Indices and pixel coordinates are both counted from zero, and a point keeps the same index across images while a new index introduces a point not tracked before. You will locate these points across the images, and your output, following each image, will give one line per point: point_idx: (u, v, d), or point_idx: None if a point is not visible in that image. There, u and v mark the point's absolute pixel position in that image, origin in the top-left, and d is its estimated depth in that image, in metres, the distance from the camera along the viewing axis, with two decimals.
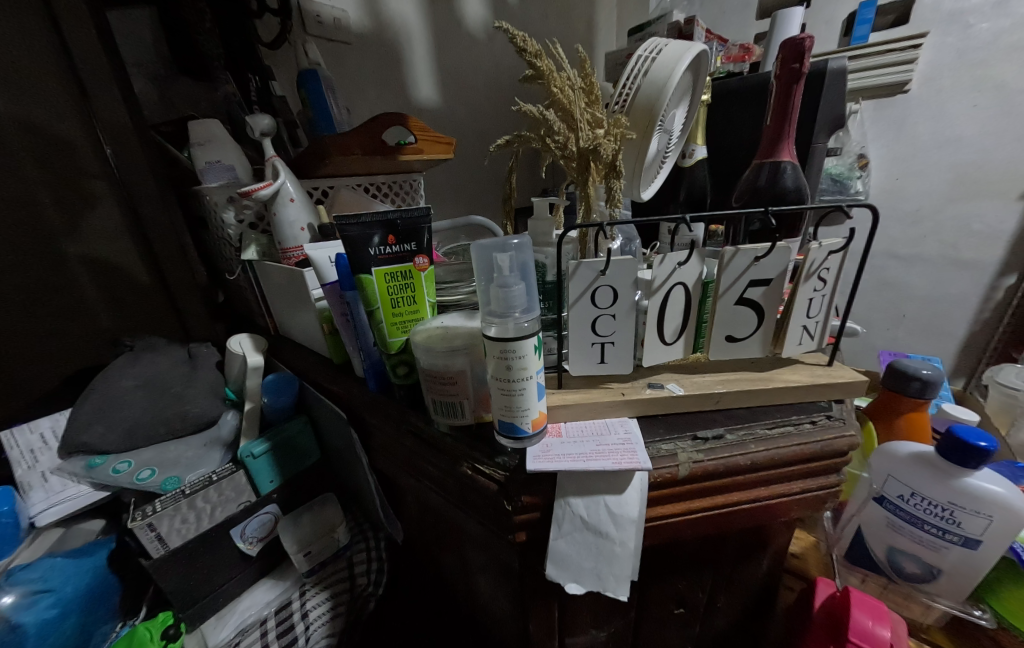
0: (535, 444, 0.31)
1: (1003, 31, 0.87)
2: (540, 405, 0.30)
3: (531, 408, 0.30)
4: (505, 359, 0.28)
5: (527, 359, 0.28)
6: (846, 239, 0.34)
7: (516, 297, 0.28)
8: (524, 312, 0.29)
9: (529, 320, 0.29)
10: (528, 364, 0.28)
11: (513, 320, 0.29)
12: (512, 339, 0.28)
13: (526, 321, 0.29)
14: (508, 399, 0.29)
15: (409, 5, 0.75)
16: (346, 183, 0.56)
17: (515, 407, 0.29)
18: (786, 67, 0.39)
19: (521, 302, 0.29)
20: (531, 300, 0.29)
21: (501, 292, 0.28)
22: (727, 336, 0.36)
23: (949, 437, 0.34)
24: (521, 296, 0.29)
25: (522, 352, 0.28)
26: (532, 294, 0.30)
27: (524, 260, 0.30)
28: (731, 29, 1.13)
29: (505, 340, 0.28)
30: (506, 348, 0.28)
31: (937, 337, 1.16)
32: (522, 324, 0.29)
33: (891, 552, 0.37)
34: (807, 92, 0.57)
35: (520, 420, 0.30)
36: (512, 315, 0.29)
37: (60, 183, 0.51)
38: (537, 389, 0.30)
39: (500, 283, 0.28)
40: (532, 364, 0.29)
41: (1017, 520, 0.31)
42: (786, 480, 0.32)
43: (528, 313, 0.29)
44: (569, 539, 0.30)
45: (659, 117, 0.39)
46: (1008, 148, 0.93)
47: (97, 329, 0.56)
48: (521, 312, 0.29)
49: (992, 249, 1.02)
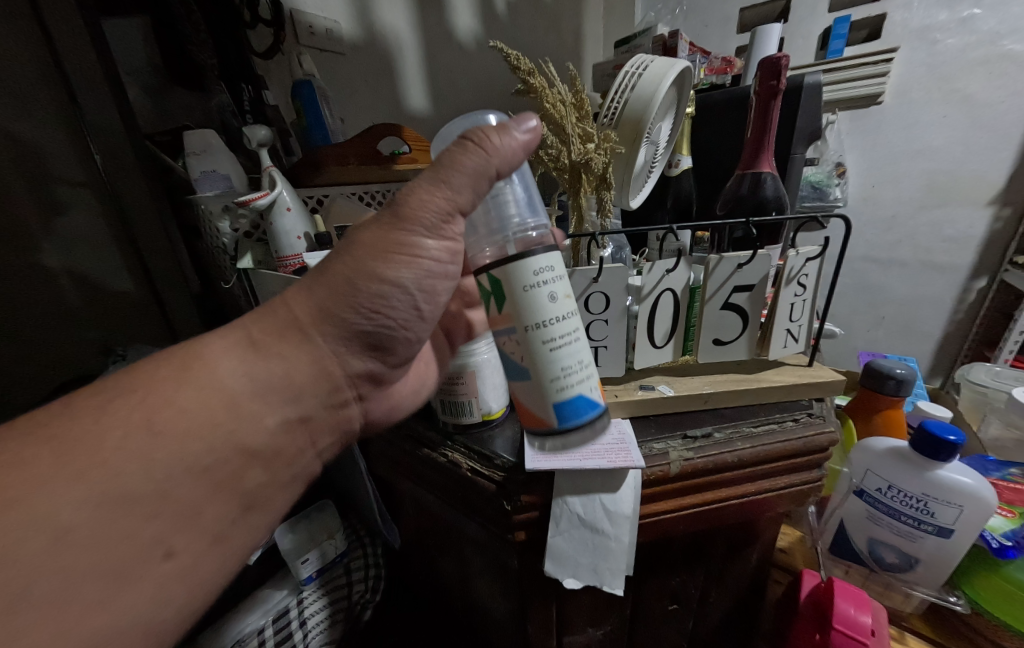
0: (584, 432, 0.29)
1: (967, 46, 0.92)
2: (583, 382, 0.28)
3: (570, 386, 0.27)
4: (540, 287, 0.26)
5: (550, 329, 0.27)
6: (823, 245, 0.36)
7: (511, 201, 0.31)
8: (548, 277, 0.26)
9: (527, 229, 0.30)
10: (552, 334, 0.27)
11: (533, 285, 0.26)
12: (533, 255, 0.26)
13: (522, 230, 0.30)
14: (543, 383, 0.27)
15: (401, 17, 0.76)
16: (341, 191, 0.55)
17: (555, 387, 0.27)
18: (764, 84, 0.41)
19: (542, 260, 0.26)
20: (529, 212, 0.31)
21: (496, 198, 0.30)
22: (714, 339, 0.38)
23: (921, 432, 0.35)
24: (541, 252, 0.26)
25: (542, 319, 0.26)
26: (552, 246, 0.27)
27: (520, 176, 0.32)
28: (713, 41, 1.16)
29: (530, 260, 0.26)
30: (535, 276, 0.26)
31: (914, 337, 1.20)
32: (519, 234, 0.30)
33: (872, 544, 0.39)
34: (785, 104, 0.60)
35: (562, 405, 0.28)
36: (508, 215, 0.31)
37: (48, 191, 0.50)
38: (575, 362, 0.27)
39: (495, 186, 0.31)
40: (557, 335, 0.27)
41: (984, 508, 0.33)
42: (771, 476, 0.34)
43: (552, 274, 0.26)
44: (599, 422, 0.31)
45: (645, 131, 0.41)
46: (975, 157, 0.98)
47: (86, 338, 0.55)
48: (543, 272, 0.26)
49: (963, 253, 1.07)
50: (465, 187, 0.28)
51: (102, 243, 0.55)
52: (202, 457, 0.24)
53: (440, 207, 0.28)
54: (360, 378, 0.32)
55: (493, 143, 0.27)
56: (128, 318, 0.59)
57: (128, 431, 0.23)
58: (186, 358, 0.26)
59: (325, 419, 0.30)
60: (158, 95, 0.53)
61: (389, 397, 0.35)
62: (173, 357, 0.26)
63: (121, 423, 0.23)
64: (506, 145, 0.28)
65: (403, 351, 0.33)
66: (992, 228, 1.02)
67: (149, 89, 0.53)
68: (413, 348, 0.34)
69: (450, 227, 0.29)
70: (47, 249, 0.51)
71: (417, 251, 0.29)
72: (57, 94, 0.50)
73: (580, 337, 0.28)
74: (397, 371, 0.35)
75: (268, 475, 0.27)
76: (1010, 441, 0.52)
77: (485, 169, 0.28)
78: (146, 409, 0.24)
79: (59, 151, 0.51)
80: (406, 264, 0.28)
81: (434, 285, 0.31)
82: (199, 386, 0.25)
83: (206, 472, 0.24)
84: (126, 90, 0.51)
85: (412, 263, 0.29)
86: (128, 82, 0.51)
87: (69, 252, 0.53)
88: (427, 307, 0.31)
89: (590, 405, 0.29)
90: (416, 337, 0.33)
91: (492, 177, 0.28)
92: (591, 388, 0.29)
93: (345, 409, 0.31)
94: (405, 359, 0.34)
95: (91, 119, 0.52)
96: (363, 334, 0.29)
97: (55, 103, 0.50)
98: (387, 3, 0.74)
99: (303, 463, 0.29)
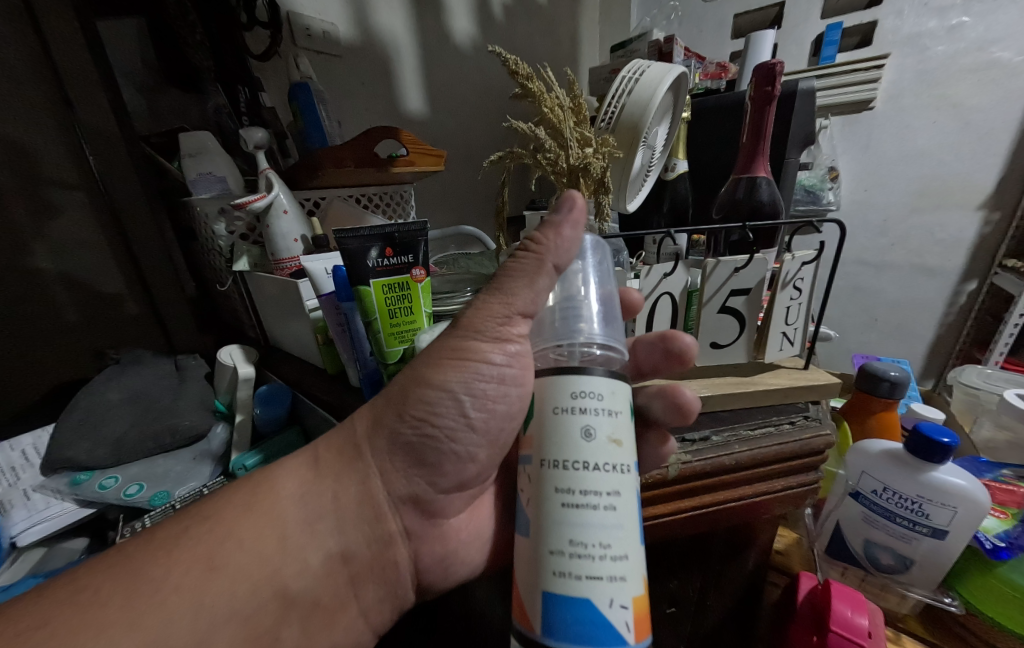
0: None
1: (957, 53, 0.94)
2: (593, 584, 0.20)
3: (569, 574, 0.20)
4: (561, 416, 0.22)
5: (567, 475, 0.21)
6: (818, 249, 0.37)
7: (586, 312, 0.27)
8: (591, 408, 0.22)
9: (597, 345, 0.27)
10: (570, 484, 0.21)
11: (568, 411, 0.22)
12: (561, 375, 0.22)
13: (590, 342, 0.27)
14: (538, 545, 0.21)
15: (399, 20, 0.76)
16: (338, 194, 0.57)
17: (547, 565, 0.21)
18: (759, 90, 0.41)
19: (589, 385, 0.22)
20: (605, 326, 0.27)
21: (568, 306, 0.27)
22: (710, 342, 0.39)
23: (915, 434, 0.36)
24: (590, 375, 0.22)
25: (568, 459, 0.21)
26: (616, 380, 0.22)
27: (598, 273, 0.29)
28: (708, 45, 1.18)
29: (556, 384, 0.22)
30: (559, 403, 0.22)
31: (907, 339, 1.21)
32: (585, 348, 0.27)
33: (868, 546, 0.39)
34: (780, 110, 0.60)
35: (550, 600, 0.20)
36: (577, 323, 0.27)
37: (41, 193, 0.50)
38: (587, 545, 0.20)
39: (567, 288, 0.28)
40: (575, 489, 0.21)
41: (977, 510, 0.33)
42: (768, 478, 0.34)
43: (597, 407, 0.22)
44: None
45: (643, 135, 0.41)
46: (965, 162, 1.00)
47: (79, 341, 0.55)
48: (587, 401, 0.22)
49: (954, 256, 1.08)
50: (519, 288, 0.27)
51: (95, 245, 0.55)
52: (246, 605, 0.23)
53: (497, 313, 0.27)
54: (403, 504, 0.29)
55: (545, 240, 0.27)
56: (122, 322, 0.58)
57: (188, 568, 0.23)
58: (255, 491, 0.26)
59: (367, 562, 0.28)
60: (154, 97, 0.54)
61: (439, 537, 0.32)
62: (242, 492, 0.26)
63: (187, 557, 0.23)
64: (558, 243, 0.27)
65: (454, 473, 0.30)
66: (982, 232, 1.04)
67: (145, 90, 0.53)
68: (463, 472, 0.31)
69: (506, 330, 0.28)
70: (39, 251, 0.50)
71: (469, 357, 0.27)
72: (51, 97, 0.50)
73: (614, 516, 0.21)
74: (449, 500, 0.32)
75: (306, 633, 0.26)
76: (1002, 443, 0.52)
77: (540, 265, 0.27)
78: (212, 545, 0.24)
79: (52, 153, 0.50)
80: (455, 369, 0.28)
81: (486, 392, 0.28)
82: (262, 520, 0.25)
83: (248, 617, 0.24)
84: (121, 91, 0.51)
85: (463, 368, 0.28)
86: (123, 83, 0.51)
87: (61, 254, 0.52)
88: (477, 417, 0.29)
89: (603, 626, 0.19)
90: (465, 453, 0.30)
91: (547, 270, 0.27)
92: (616, 601, 0.20)
93: (388, 549, 0.29)
94: (458, 482, 0.31)
95: (86, 120, 0.52)
96: (407, 446, 0.28)
97: (50, 105, 0.50)
98: (384, 6, 0.74)
99: (345, 621, 0.28)
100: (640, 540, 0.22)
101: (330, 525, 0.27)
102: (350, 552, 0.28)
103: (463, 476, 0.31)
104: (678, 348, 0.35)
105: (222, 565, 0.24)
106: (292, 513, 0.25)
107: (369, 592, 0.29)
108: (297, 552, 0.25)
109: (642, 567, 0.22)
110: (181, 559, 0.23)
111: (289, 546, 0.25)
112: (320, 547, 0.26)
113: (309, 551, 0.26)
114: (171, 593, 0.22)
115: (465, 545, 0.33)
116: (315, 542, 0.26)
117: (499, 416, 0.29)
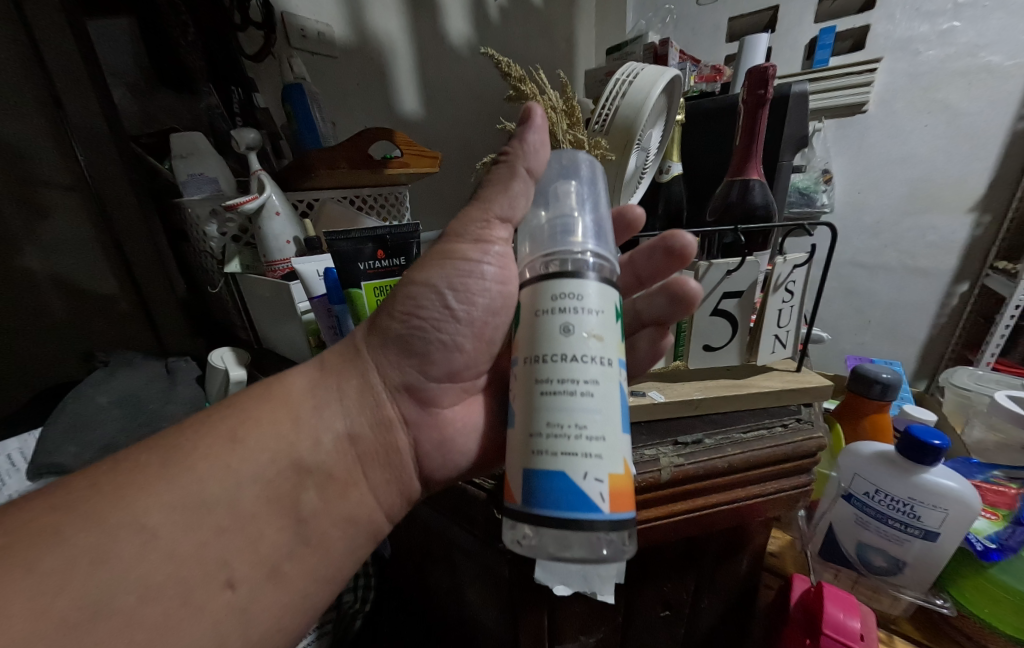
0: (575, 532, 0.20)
1: (948, 58, 0.95)
2: (570, 460, 0.20)
3: (546, 453, 0.21)
4: (546, 316, 0.22)
5: (546, 367, 0.21)
6: (810, 253, 0.37)
7: (576, 225, 0.26)
8: (571, 304, 0.22)
9: (592, 255, 0.25)
10: (548, 374, 0.21)
11: (547, 308, 0.22)
12: (549, 278, 0.22)
13: (584, 253, 0.25)
14: (520, 432, 0.22)
15: (394, 21, 0.76)
16: (331, 196, 0.56)
17: (527, 448, 0.21)
18: (751, 93, 0.41)
19: (566, 284, 0.22)
20: (598, 240, 0.26)
21: (560, 222, 0.26)
22: (703, 344, 0.39)
23: (906, 436, 0.36)
24: (567, 277, 0.22)
25: (548, 351, 0.21)
26: (597, 281, 0.22)
27: (591, 193, 0.29)
28: (703, 48, 1.18)
29: (544, 287, 0.22)
30: (542, 306, 0.22)
31: (900, 341, 1.22)
32: (579, 258, 0.25)
33: (860, 548, 0.39)
34: (773, 113, 0.61)
35: (530, 477, 0.21)
36: (572, 234, 0.26)
37: (30, 193, 0.49)
38: (564, 427, 0.21)
39: (559, 207, 0.27)
40: (554, 378, 0.21)
41: (968, 512, 0.34)
42: (761, 481, 0.34)
43: (576, 304, 0.22)
44: (620, 531, 0.21)
45: (636, 138, 0.41)
46: (956, 165, 1.01)
47: (68, 343, 0.54)
48: (567, 298, 0.22)
49: (945, 258, 1.09)
50: (496, 195, 0.28)
51: (85, 246, 0.54)
52: (266, 472, 0.25)
53: (476, 218, 0.29)
54: (399, 393, 0.30)
55: (513, 147, 0.28)
56: (112, 324, 0.57)
57: (213, 440, 0.25)
58: (269, 385, 0.28)
59: (374, 446, 0.29)
60: (145, 98, 0.53)
61: (437, 426, 0.32)
62: (259, 386, 0.28)
63: (210, 434, 0.25)
64: (526, 146, 0.28)
65: (443, 362, 0.31)
66: (974, 234, 1.05)
67: (136, 92, 0.52)
68: (452, 361, 0.31)
69: (487, 234, 0.29)
70: (29, 251, 0.50)
71: (451, 257, 0.29)
72: (41, 96, 0.49)
73: (592, 402, 0.21)
74: (442, 389, 0.32)
75: (323, 501, 0.26)
76: (993, 444, 0.53)
77: (511, 171, 0.28)
78: (232, 422, 0.26)
79: (41, 153, 0.50)
80: (438, 266, 0.29)
81: (467, 284, 0.28)
82: (276, 403, 0.27)
83: (268, 483, 0.25)
84: (111, 91, 0.50)
85: (445, 265, 0.28)
86: (113, 83, 0.50)
87: (51, 254, 0.51)
88: (461, 309, 0.29)
89: (580, 496, 0.20)
90: (452, 343, 0.30)
91: (520, 175, 0.28)
92: (593, 476, 0.20)
93: (390, 434, 0.30)
94: (450, 372, 0.31)
95: (76, 120, 0.51)
96: (398, 338, 0.29)
97: (38, 105, 0.49)
98: (379, 7, 0.74)
99: (358, 497, 0.28)
100: (623, 428, 0.22)
101: (321, 529, 0.26)
102: (341, 556, 0.28)
103: (453, 366, 0.31)
104: (678, 246, 0.35)
105: (214, 531, 0.23)
106: (282, 520, 0.25)
107: (379, 475, 0.29)
108: (286, 558, 0.25)
109: (627, 454, 0.22)
110: (204, 438, 0.25)
111: (277, 552, 0.25)
112: (310, 553, 0.26)
113: (299, 557, 0.25)
114: (195, 466, 0.24)
115: (461, 435, 0.33)
116: (306, 548, 0.26)
117: (485, 308, 0.30)
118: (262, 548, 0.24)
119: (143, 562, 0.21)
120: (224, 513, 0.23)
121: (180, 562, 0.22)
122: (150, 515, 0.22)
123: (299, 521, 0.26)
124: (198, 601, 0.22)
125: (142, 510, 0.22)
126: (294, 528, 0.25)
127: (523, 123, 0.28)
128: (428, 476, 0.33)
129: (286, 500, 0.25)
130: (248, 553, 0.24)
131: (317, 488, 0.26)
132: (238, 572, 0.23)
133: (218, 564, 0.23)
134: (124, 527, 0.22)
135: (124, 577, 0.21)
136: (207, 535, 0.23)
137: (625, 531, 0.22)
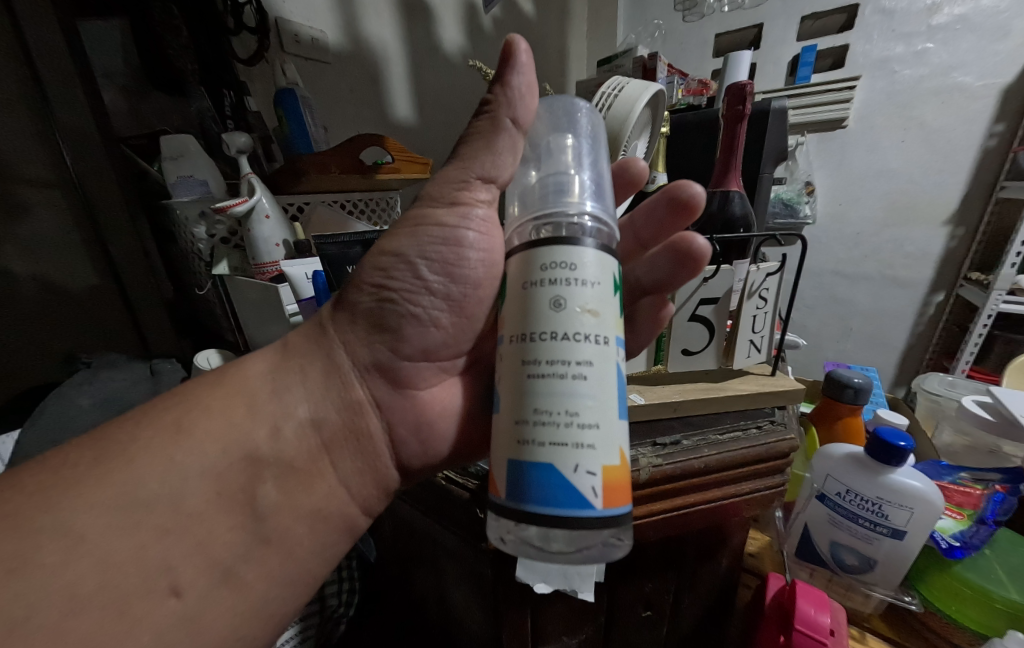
0: (564, 527, 0.21)
1: (922, 78, 1.00)
2: (559, 450, 0.21)
3: (534, 443, 0.21)
4: (535, 289, 0.22)
5: (537, 347, 0.22)
6: (782, 262, 0.39)
7: (571, 183, 0.26)
8: (563, 276, 0.22)
9: (589, 218, 0.26)
10: (538, 355, 0.22)
11: (536, 280, 0.22)
12: (538, 247, 0.23)
13: (580, 215, 0.25)
14: (508, 418, 0.23)
15: (388, 28, 0.78)
16: (322, 200, 0.56)
17: (516, 438, 0.22)
18: (731, 108, 0.43)
19: (558, 256, 0.22)
20: (595, 200, 0.27)
21: (552, 180, 0.27)
22: (682, 349, 0.41)
23: (875, 438, 0.37)
24: (560, 248, 0.22)
25: (538, 330, 0.22)
26: (592, 250, 0.23)
27: (586, 151, 0.29)
28: (690, 62, 1.22)
29: (534, 257, 0.23)
30: (531, 279, 0.23)
31: (879, 348, 1.26)
32: (574, 221, 0.25)
33: (833, 547, 0.40)
34: (756, 126, 0.63)
35: (520, 467, 0.22)
36: (567, 196, 0.26)
37: (9, 192, 0.49)
38: (553, 414, 0.21)
39: (552, 169, 0.28)
40: (543, 360, 0.22)
41: (933, 510, 0.35)
42: (737, 481, 0.35)
43: (568, 277, 0.22)
44: (611, 526, 0.22)
45: (621, 149, 0.43)
46: (931, 179, 1.05)
47: (51, 344, 0.53)
48: (558, 269, 0.22)
49: (921, 268, 1.14)
50: (478, 154, 0.28)
51: (72, 246, 0.54)
52: (215, 465, 0.25)
53: (453, 179, 0.29)
54: (369, 373, 0.31)
55: (496, 94, 0.27)
56: (100, 324, 0.57)
57: (157, 432, 0.25)
58: (223, 372, 0.29)
59: (342, 431, 0.29)
60: (137, 99, 0.52)
61: (413, 407, 0.33)
62: (211, 374, 0.29)
63: (154, 426, 0.26)
64: (509, 94, 0.27)
65: (417, 340, 0.31)
66: (948, 246, 1.09)
67: (128, 92, 0.51)
68: (427, 337, 0.31)
69: (467, 196, 0.29)
70: (14, 253, 0.49)
71: (424, 223, 0.29)
72: (32, 99, 0.49)
73: (584, 386, 0.22)
74: (417, 370, 0.32)
75: (282, 494, 0.27)
76: (961, 447, 0.55)
77: (495, 123, 0.28)
78: (177, 413, 0.26)
79: (26, 151, 0.50)
80: (410, 235, 0.29)
81: (442, 253, 0.29)
82: (230, 389, 0.27)
83: (219, 476, 0.25)
84: (102, 93, 0.50)
85: (418, 233, 0.29)
86: (104, 84, 0.50)
87: (35, 255, 0.51)
88: (435, 281, 0.30)
89: (570, 489, 0.21)
90: (426, 316, 0.30)
91: (506, 127, 0.28)
92: (584, 468, 0.21)
93: (360, 418, 0.30)
94: (423, 349, 0.32)
95: (63, 120, 0.51)
96: (369, 313, 0.30)
97: (28, 107, 0.49)
98: (374, 16, 0.75)
99: (325, 490, 0.29)
100: (617, 413, 0.23)
101: (284, 539, 0.27)
102: (306, 561, 0.28)
103: (427, 343, 0.32)
104: (683, 200, 0.36)
105: (149, 540, 0.23)
106: (239, 529, 0.25)
107: (348, 463, 0.30)
108: (244, 568, 0.25)
109: (621, 442, 0.23)
110: (148, 432, 0.25)
111: (234, 564, 0.25)
112: (272, 566, 0.26)
113: (260, 569, 0.26)
114: (134, 462, 0.24)
115: (441, 419, 0.34)
116: (266, 556, 0.26)
117: (461, 281, 0.30)
118: (216, 562, 0.24)
119: (78, 580, 0.21)
120: (171, 523, 0.24)
121: (122, 577, 0.22)
122: (84, 530, 0.22)
123: (259, 531, 0.26)
124: (141, 622, 0.22)
125: (74, 525, 0.22)
126: (252, 535, 0.26)
127: (505, 64, 0.27)
128: (404, 463, 0.33)
129: (244, 508, 0.26)
130: (199, 568, 0.24)
131: (275, 479, 0.27)
132: (188, 587, 0.23)
133: (166, 580, 0.23)
134: (52, 541, 0.21)
135: (57, 597, 0.20)
136: (151, 544, 0.23)
137: (617, 527, 0.22)
